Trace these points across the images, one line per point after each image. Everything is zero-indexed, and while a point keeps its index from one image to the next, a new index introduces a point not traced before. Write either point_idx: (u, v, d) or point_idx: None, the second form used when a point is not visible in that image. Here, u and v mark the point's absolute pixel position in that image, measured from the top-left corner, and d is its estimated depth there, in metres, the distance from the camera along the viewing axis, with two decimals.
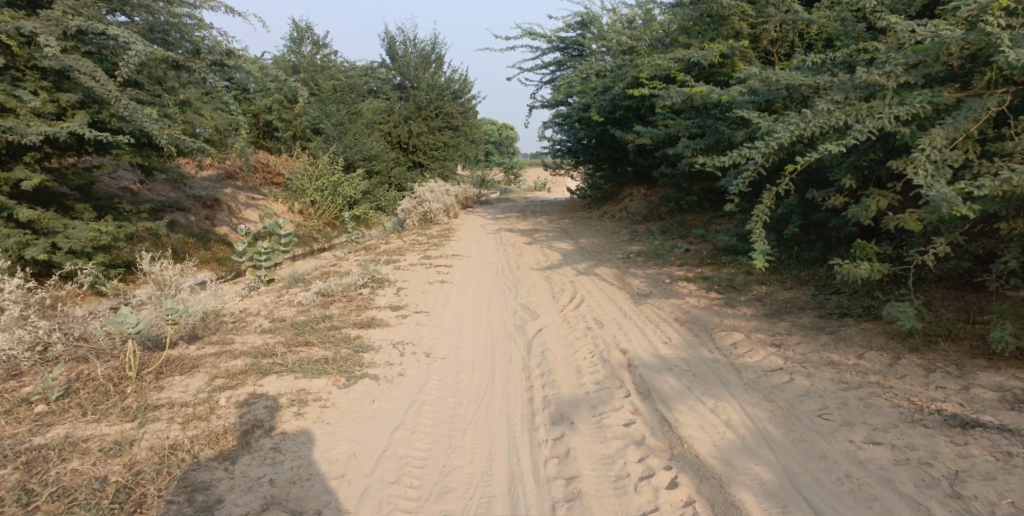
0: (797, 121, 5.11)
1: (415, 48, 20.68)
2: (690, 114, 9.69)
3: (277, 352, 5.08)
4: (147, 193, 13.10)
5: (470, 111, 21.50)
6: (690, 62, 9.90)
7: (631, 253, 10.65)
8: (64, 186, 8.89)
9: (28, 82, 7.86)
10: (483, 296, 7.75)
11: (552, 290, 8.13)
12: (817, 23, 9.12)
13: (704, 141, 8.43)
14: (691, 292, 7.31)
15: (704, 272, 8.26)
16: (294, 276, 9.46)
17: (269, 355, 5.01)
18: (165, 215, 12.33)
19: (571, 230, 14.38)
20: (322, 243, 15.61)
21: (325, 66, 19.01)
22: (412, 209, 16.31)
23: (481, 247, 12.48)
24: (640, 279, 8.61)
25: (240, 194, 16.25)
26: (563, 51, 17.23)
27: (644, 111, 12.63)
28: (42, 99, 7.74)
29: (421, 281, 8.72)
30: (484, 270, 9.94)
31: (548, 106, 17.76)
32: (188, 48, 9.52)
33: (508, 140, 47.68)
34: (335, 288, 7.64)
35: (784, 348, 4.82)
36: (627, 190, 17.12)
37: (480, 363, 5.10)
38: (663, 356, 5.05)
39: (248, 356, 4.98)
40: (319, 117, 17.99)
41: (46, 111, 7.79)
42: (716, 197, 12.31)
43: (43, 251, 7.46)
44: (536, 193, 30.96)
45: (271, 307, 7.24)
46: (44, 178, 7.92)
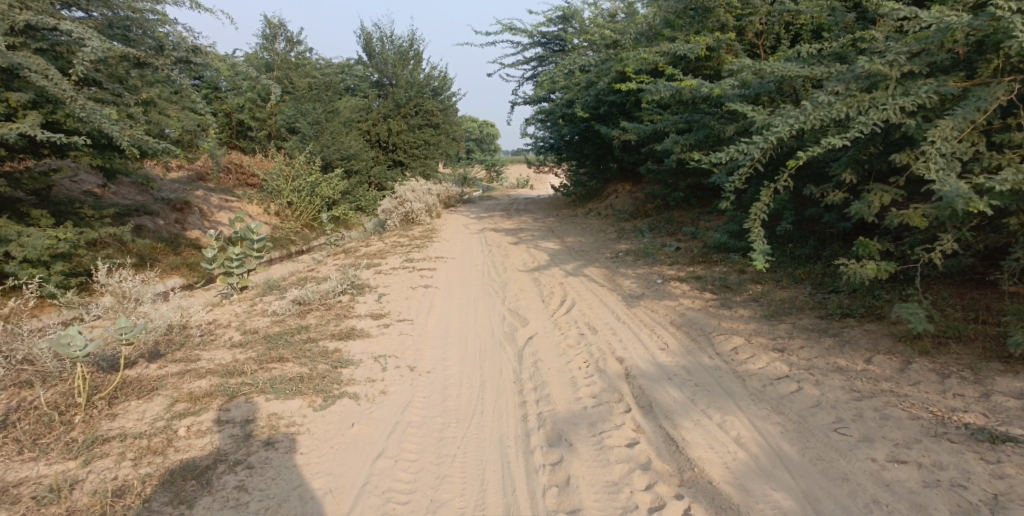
0: (796, 114, 4.85)
1: (393, 45, 20.29)
2: (677, 108, 9.45)
3: (248, 370, 4.73)
4: (113, 197, 12.61)
5: (450, 108, 21.14)
6: (675, 55, 9.67)
7: (619, 252, 10.41)
8: (18, 191, 8.47)
9: None
10: (468, 301, 7.45)
11: (540, 293, 7.85)
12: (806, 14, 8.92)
13: (694, 136, 8.19)
14: (684, 292, 7.07)
15: (695, 271, 8.03)
16: (270, 282, 9.08)
17: (238, 374, 4.66)
18: (131, 220, 11.85)
19: (556, 228, 14.11)
20: (300, 246, 15.18)
21: (300, 64, 18.62)
22: (393, 209, 15.94)
23: (465, 248, 12.17)
24: (630, 279, 8.35)
25: (213, 197, 15.75)
26: (544, 47, 16.94)
27: (629, 106, 12.39)
28: None
29: (403, 286, 8.39)
30: (469, 272, 9.62)
31: (530, 102, 17.46)
32: (151, 45, 9.08)
33: (489, 137, 47.28)
34: (312, 297, 7.28)
35: (787, 354, 4.56)
36: (612, 187, 16.89)
37: (469, 377, 4.80)
38: (662, 364, 4.80)
39: (215, 375, 4.64)
40: (295, 116, 17.46)
41: None
42: (704, 193, 12.10)
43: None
44: (519, 191, 30.67)
45: (245, 318, 6.86)
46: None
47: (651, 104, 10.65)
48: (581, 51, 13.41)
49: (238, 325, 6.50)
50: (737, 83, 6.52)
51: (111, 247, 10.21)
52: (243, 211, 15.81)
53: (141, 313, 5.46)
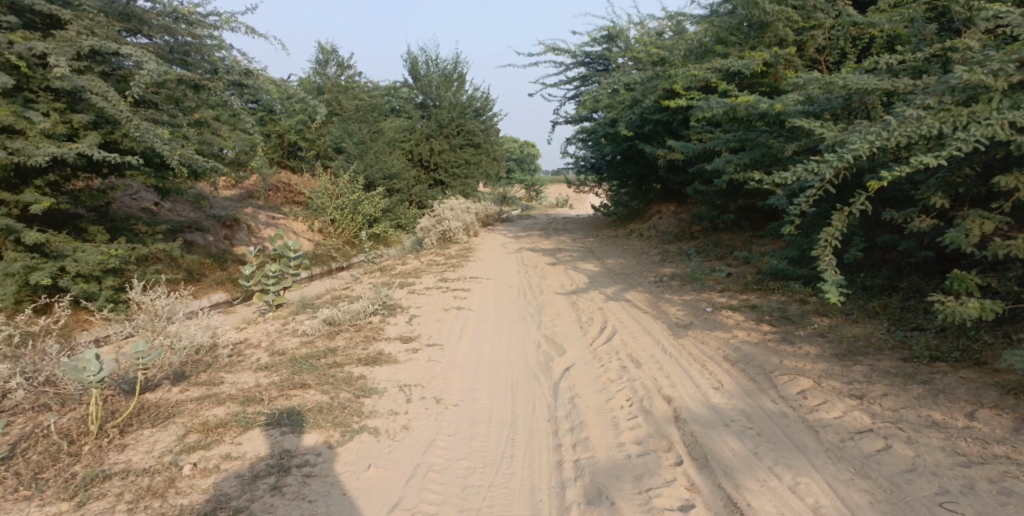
0: (880, 129, 4.33)
1: (437, 67, 20.20)
2: (729, 128, 8.94)
3: (267, 397, 4.31)
4: (168, 214, 12.61)
5: (491, 128, 20.96)
6: (728, 72, 9.15)
7: (664, 276, 9.86)
8: (77, 207, 8.39)
9: (41, 104, 7.23)
10: (501, 326, 7.00)
11: (579, 318, 7.34)
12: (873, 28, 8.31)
13: (749, 155, 7.66)
14: (739, 323, 6.52)
15: (750, 300, 7.46)
16: (303, 300, 8.80)
17: (257, 402, 4.25)
18: (183, 236, 11.82)
19: (597, 249, 13.63)
20: (341, 263, 15.06)
21: (348, 85, 18.68)
22: (432, 228, 15.74)
23: (501, 269, 11.77)
24: (677, 306, 7.80)
25: (261, 214, 15.67)
26: (588, 66, 16.58)
27: (677, 126, 11.88)
28: (53, 120, 7.12)
29: (435, 308, 7.99)
30: (504, 294, 9.18)
31: (573, 122, 17.10)
32: (207, 69, 8.95)
33: (528, 156, 47.07)
34: (341, 316, 6.93)
35: (869, 403, 4.04)
36: (655, 208, 16.34)
37: (500, 412, 4.33)
38: (717, 406, 4.26)
39: (234, 402, 4.23)
40: (341, 137, 17.29)
41: (57, 132, 7.15)
42: (755, 216, 11.49)
43: (48, 276, 6.94)
44: (558, 211, 30.25)
45: (273, 338, 6.54)
46: (54, 201, 7.37)
47: (701, 123, 10.14)
48: (628, 70, 12.98)
49: (268, 345, 6.16)
50: (802, 97, 6.02)
51: (162, 263, 10.12)
52: (288, 228, 15.79)
53: (169, 332, 5.11)
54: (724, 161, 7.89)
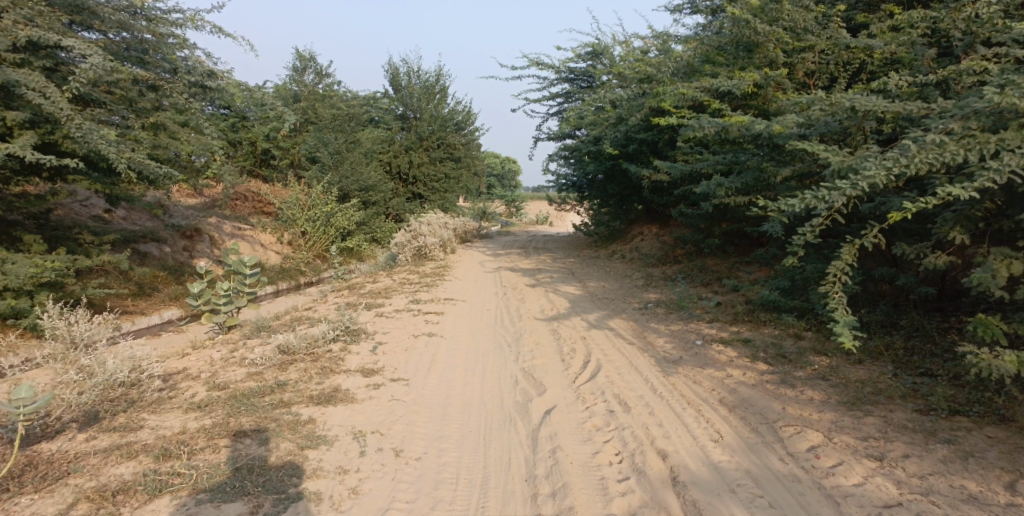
0: (898, 154, 3.86)
1: (418, 79, 19.58)
2: (719, 148, 8.52)
3: (189, 450, 3.73)
4: (121, 222, 12.04)
5: (473, 142, 20.46)
6: (718, 91, 8.73)
7: (648, 303, 9.36)
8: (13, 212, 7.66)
9: None
10: (474, 357, 6.43)
11: (559, 349, 6.80)
12: (870, 51, 7.98)
13: (740, 179, 7.25)
14: (731, 359, 6.02)
15: (741, 333, 6.98)
16: (258, 322, 8.16)
17: (173, 455, 3.69)
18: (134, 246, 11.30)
19: (579, 271, 13.12)
20: (309, 278, 14.39)
21: (327, 95, 18.02)
22: (406, 243, 15.14)
23: (477, 290, 11.20)
24: (664, 337, 7.28)
25: (225, 223, 14.98)
26: (572, 83, 16.19)
27: (663, 146, 11.47)
28: None
29: (404, 334, 7.39)
30: (479, 319, 8.60)
31: (555, 138, 16.70)
32: (167, 68, 8.39)
33: (509, 171, 46.74)
34: (295, 345, 6.34)
35: (891, 465, 3.58)
36: (638, 229, 15.93)
37: (469, 467, 3.75)
38: (719, 465, 3.71)
39: (147, 456, 3.68)
40: (316, 145, 16.77)
41: None
42: (741, 241, 11.09)
43: None
44: (538, 227, 29.84)
45: (215, 369, 5.96)
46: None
47: (687, 145, 9.74)
48: (614, 86, 12.58)
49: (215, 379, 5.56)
50: (805, 117, 5.57)
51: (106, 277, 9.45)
52: (256, 240, 15.08)
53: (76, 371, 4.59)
54: (716, 186, 7.45)
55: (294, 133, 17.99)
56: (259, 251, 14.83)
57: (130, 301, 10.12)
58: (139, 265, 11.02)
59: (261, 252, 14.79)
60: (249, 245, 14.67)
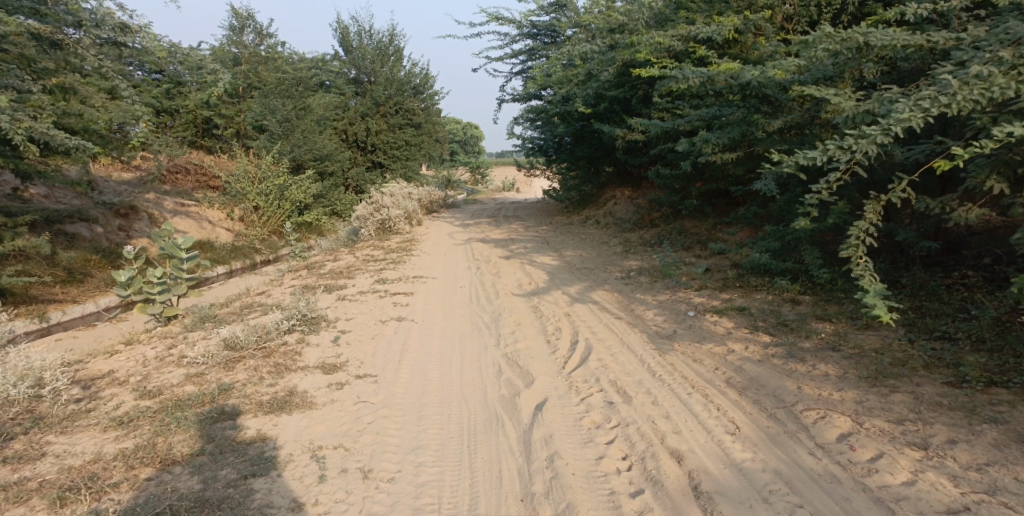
0: (936, 92, 3.36)
1: (371, 40, 18.51)
2: (700, 101, 7.94)
3: (92, 491, 3.21)
4: (43, 202, 11.65)
5: (433, 107, 19.50)
6: (696, 38, 8.10)
7: (630, 272, 8.88)
8: None
9: None
10: (449, 346, 5.90)
11: (543, 331, 6.27)
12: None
13: (728, 133, 6.69)
14: (729, 330, 5.42)
15: (733, 300, 6.43)
16: (201, 311, 7.65)
17: (70, 500, 3.15)
18: (61, 228, 10.89)
19: (552, 239, 12.57)
20: (264, 256, 13.70)
21: (272, 58, 16.81)
22: (368, 216, 14.32)
23: (447, 264, 10.60)
24: (653, 310, 6.75)
25: (166, 200, 14.10)
26: (535, 38, 15.36)
27: (636, 103, 10.88)
28: None
29: (370, 320, 6.84)
30: (452, 298, 8.03)
31: (520, 99, 15.93)
32: (70, 23, 8.09)
33: (472, 138, 45.73)
34: (242, 341, 5.84)
35: (940, 456, 3.10)
36: (609, 192, 15.38)
37: (454, 489, 3.26)
38: (743, 466, 3.24)
39: (40, 500, 3.16)
40: (263, 113, 15.71)
41: None
42: (720, 200, 10.60)
43: None
44: (506, 195, 29.19)
45: (147, 373, 5.43)
46: None
47: (664, 99, 9.14)
48: (581, 39, 11.88)
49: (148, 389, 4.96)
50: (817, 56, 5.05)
51: (23, 267, 8.97)
52: (202, 217, 14.18)
53: None
54: (703, 140, 6.83)
55: (238, 100, 16.83)
56: (207, 230, 13.91)
57: (59, 287, 9.99)
58: (67, 249, 10.71)
59: (210, 231, 13.90)
60: (195, 223, 13.76)
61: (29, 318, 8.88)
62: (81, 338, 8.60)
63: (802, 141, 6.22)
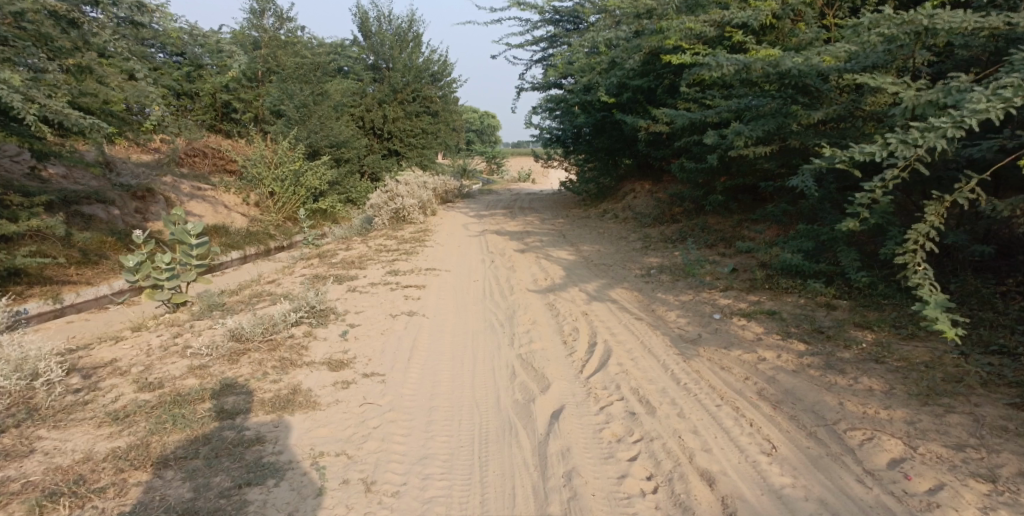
0: (1019, 81, 3.15)
1: (390, 26, 18.22)
2: (732, 92, 7.59)
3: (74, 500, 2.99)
4: (63, 182, 11.61)
5: (451, 95, 19.16)
6: (730, 24, 7.74)
7: (651, 269, 8.55)
8: None
9: None
10: (460, 345, 5.67)
11: (559, 331, 6.01)
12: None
13: (761, 125, 6.35)
14: (759, 336, 5.07)
15: (762, 302, 6.09)
16: (210, 299, 7.48)
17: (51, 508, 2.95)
18: (80, 209, 10.78)
19: (570, 232, 12.27)
20: (279, 242, 13.58)
21: (291, 42, 16.58)
22: (383, 205, 14.09)
23: (461, 256, 10.36)
24: (676, 311, 6.42)
25: (183, 184, 13.98)
26: (557, 25, 14.98)
27: (661, 93, 10.53)
28: None
29: (380, 315, 6.66)
30: (465, 292, 7.80)
31: (540, 88, 15.58)
32: (87, 2, 8.03)
33: (489, 127, 45.35)
34: (247, 333, 5.66)
35: (1011, 491, 2.82)
36: (629, 185, 15.02)
37: (464, 506, 3.04)
38: (783, 493, 2.99)
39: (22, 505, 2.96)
40: (280, 98, 15.49)
41: None
42: (745, 196, 10.23)
43: None
44: (521, 185, 28.85)
45: (150, 363, 5.25)
46: None
47: (692, 89, 8.79)
48: (606, 26, 11.50)
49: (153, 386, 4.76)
50: (870, 41, 4.91)
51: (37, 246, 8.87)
52: (218, 201, 14.12)
53: None
54: (735, 132, 6.48)
55: (255, 83, 16.63)
56: (222, 214, 13.80)
57: (73, 268, 9.88)
58: (82, 230, 10.61)
59: (225, 215, 13.79)
60: (210, 207, 13.66)
61: (43, 298, 8.77)
62: (93, 322, 8.49)
63: (844, 137, 5.96)
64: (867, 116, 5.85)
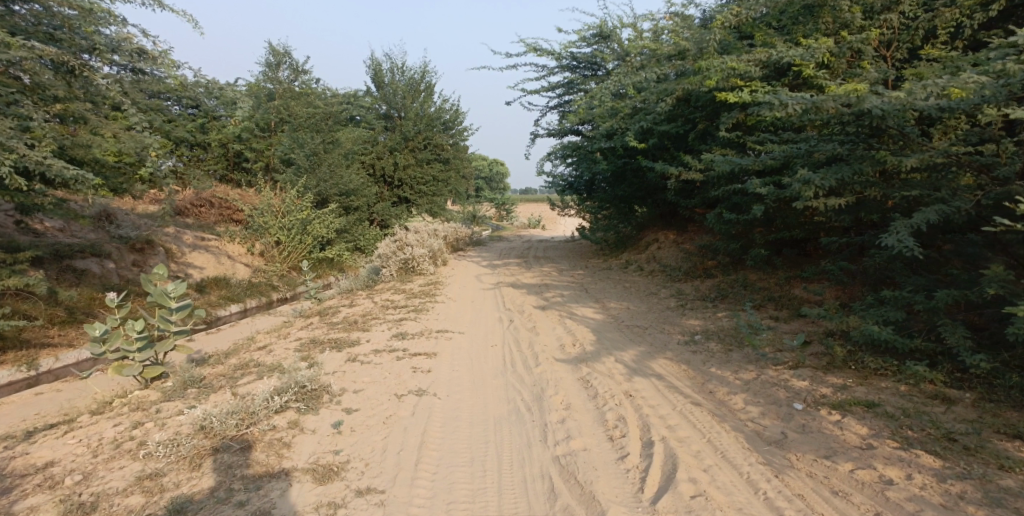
0: None
1: (403, 76, 17.46)
2: (785, 137, 6.59)
3: None
4: (58, 235, 10.86)
5: (463, 143, 18.34)
6: (778, 64, 6.95)
7: (694, 333, 7.48)
8: None
9: None
10: (479, 440, 4.62)
11: (600, 419, 4.93)
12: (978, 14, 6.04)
13: (835, 173, 5.25)
14: (869, 442, 4.08)
15: (849, 388, 5.02)
16: (187, 373, 6.69)
17: None
18: (72, 264, 10.01)
19: (593, 286, 11.25)
20: (282, 294, 12.71)
21: (305, 93, 16.02)
22: (390, 255, 13.14)
23: (476, 314, 9.31)
24: (741, 393, 5.33)
25: (186, 234, 13.17)
26: (573, 71, 14.20)
27: (693, 139, 9.56)
28: None
29: (383, 395, 5.59)
30: (482, 361, 6.74)
31: (555, 134, 14.79)
32: (84, 48, 7.35)
33: (498, 173, 44.85)
34: (217, 427, 4.69)
35: None
36: (651, 234, 13.98)
37: None
38: None
39: None
40: (291, 147, 14.85)
41: None
42: (790, 250, 9.17)
43: None
44: (531, 231, 27.92)
45: (92, 469, 4.45)
46: None
47: (736, 132, 7.79)
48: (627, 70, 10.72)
49: (85, 512, 3.90)
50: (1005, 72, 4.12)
51: (7, 307, 8.00)
52: (222, 251, 13.29)
53: None
54: (804, 180, 5.36)
55: (268, 133, 16.07)
56: (225, 265, 12.92)
57: (56, 328, 8.93)
58: (70, 286, 9.71)
59: (228, 266, 12.92)
60: (213, 258, 12.82)
61: (15, 366, 7.84)
62: (69, 392, 7.50)
63: (937, 187, 4.94)
64: (964, 164, 4.92)
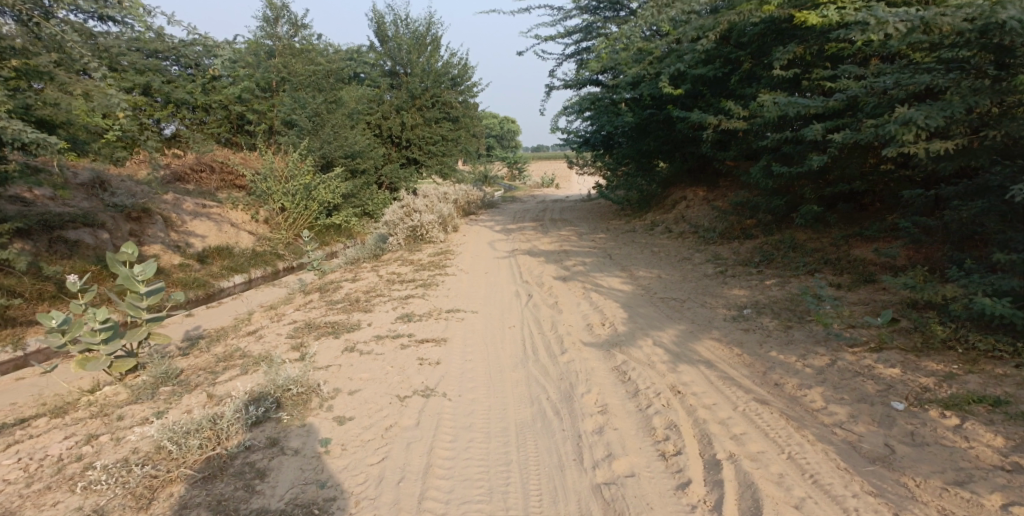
0: None
1: (407, 28, 16.23)
2: (866, 70, 5.49)
3: None
4: (50, 204, 9.95)
5: (473, 100, 17.08)
6: None
7: (742, 305, 6.45)
8: None
9: None
10: (499, 462, 3.74)
11: (647, 427, 4.01)
12: None
13: (940, 108, 4.21)
14: (1015, 464, 3.20)
15: (960, 380, 4.01)
16: (163, 366, 5.80)
17: None
18: (62, 234, 9.09)
19: (619, 251, 10.22)
20: (288, 263, 11.86)
21: (306, 50, 14.71)
22: (398, 222, 12.14)
23: (491, 289, 8.33)
24: (816, 383, 4.32)
25: (186, 201, 12.17)
26: (592, 13, 12.87)
27: (734, 81, 8.35)
28: None
29: (383, 396, 4.68)
30: (499, 349, 5.80)
31: (572, 86, 13.54)
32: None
33: (509, 132, 43.35)
34: (175, 450, 3.83)
35: None
36: (678, 192, 12.81)
37: None
38: None
39: None
40: (290, 109, 13.73)
41: None
42: (845, 204, 8.02)
43: None
44: (546, 191, 26.74)
45: (17, 506, 3.65)
46: None
47: (793, 69, 6.68)
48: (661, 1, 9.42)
49: None
50: None
51: None
52: (224, 218, 12.33)
53: None
54: (900, 119, 4.32)
55: (270, 93, 14.99)
56: (228, 233, 11.99)
57: (46, 304, 8.12)
58: (62, 260, 8.84)
59: (231, 234, 11.99)
60: (215, 226, 11.86)
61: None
62: (46, 378, 6.73)
63: None
64: None
